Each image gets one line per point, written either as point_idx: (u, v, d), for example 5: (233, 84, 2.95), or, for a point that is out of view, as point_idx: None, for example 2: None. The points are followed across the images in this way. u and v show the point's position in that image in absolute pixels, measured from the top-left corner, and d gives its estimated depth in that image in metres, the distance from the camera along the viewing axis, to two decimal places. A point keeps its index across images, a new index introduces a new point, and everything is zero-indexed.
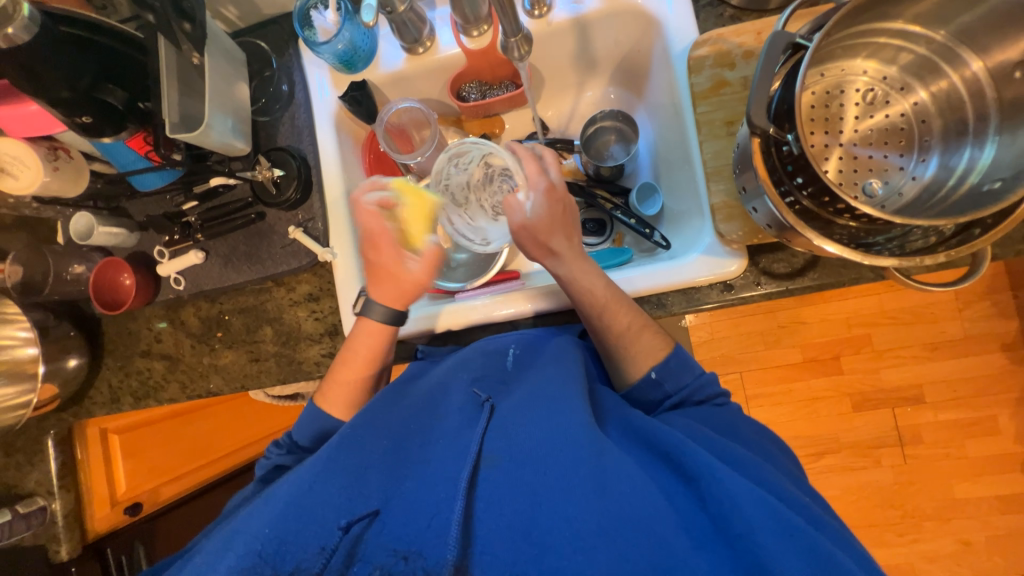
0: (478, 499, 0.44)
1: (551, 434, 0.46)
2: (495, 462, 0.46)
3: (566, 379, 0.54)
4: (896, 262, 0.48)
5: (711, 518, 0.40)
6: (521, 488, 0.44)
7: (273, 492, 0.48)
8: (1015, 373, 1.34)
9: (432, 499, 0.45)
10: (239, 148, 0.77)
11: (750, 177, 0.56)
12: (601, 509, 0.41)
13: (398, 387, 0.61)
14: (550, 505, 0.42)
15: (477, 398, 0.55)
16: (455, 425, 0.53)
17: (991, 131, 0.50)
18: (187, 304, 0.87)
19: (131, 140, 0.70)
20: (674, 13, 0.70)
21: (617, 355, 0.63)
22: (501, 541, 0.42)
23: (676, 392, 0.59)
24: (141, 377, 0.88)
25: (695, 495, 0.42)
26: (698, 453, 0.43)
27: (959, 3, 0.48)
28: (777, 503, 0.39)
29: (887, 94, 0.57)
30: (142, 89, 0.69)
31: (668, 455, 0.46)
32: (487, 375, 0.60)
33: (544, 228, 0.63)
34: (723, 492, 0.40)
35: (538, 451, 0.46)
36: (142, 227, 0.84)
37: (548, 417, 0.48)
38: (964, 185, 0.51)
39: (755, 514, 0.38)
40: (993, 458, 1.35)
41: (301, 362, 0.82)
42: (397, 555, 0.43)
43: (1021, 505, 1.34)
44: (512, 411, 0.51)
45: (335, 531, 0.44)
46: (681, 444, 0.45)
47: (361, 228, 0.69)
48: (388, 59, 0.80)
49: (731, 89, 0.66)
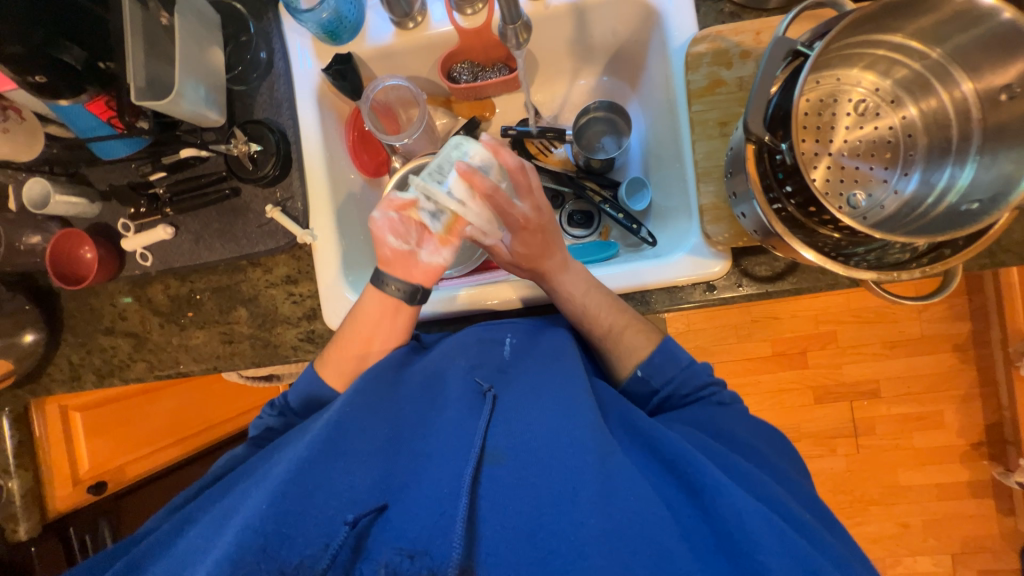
0: (482, 498, 0.45)
1: (559, 437, 0.47)
2: (500, 459, 0.47)
3: (572, 378, 0.54)
4: (875, 278, 0.49)
5: (714, 530, 0.42)
6: (526, 487, 0.44)
7: (263, 479, 0.46)
8: (964, 372, 1.43)
9: (438, 497, 0.45)
10: (213, 118, 0.72)
11: (740, 181, 0.56)
12: (607, 513, 0.41)
13: (394, 368, 0.60)
14: (557, 507, 0.43)
15: (480, 387, 0.55)
16: (455, 416, 0.52)
17: (973, 151, 0.52)
18: (155, 281, 0.83)
19: (92, 103, 0.65)
20: (675, 5, 0.69)
21: (609, 353, 0.65)
22: (507, 542, 0.42)
23: (665, 386, 0.61)
24: (104, 355, 0.84)
25: (699, 509, 0.44)
26: (704, 465, 0.45)
27: (955, 23, 0.48)
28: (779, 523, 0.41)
29: (878, 106, 0.58)
30: (103, 48, 0.63)
31: (672, 463, 0.47)
32: (486, 362, 0.59)
33: (524, 251, 0.65)
34: (728, 507, 0.42)
35: (544, 453, 0.46)
36: (104, 197, 0.79)
37: (556, 418, 0.49)
38: (941, 204, 0.53)
39: (758, 529, 0.40)
40: (937, 449, 1.45)
41: (278, 346, 0.79)
42: (403, 553, 0.42)
43: (957, 492, 1.45)
44: (519, 407, 0.52)
45: (341, 525, 0.43)
46: (687, 456, 0.46)
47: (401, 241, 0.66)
48: (376, 32, 0.76)
49: (727, 89, 0.65)
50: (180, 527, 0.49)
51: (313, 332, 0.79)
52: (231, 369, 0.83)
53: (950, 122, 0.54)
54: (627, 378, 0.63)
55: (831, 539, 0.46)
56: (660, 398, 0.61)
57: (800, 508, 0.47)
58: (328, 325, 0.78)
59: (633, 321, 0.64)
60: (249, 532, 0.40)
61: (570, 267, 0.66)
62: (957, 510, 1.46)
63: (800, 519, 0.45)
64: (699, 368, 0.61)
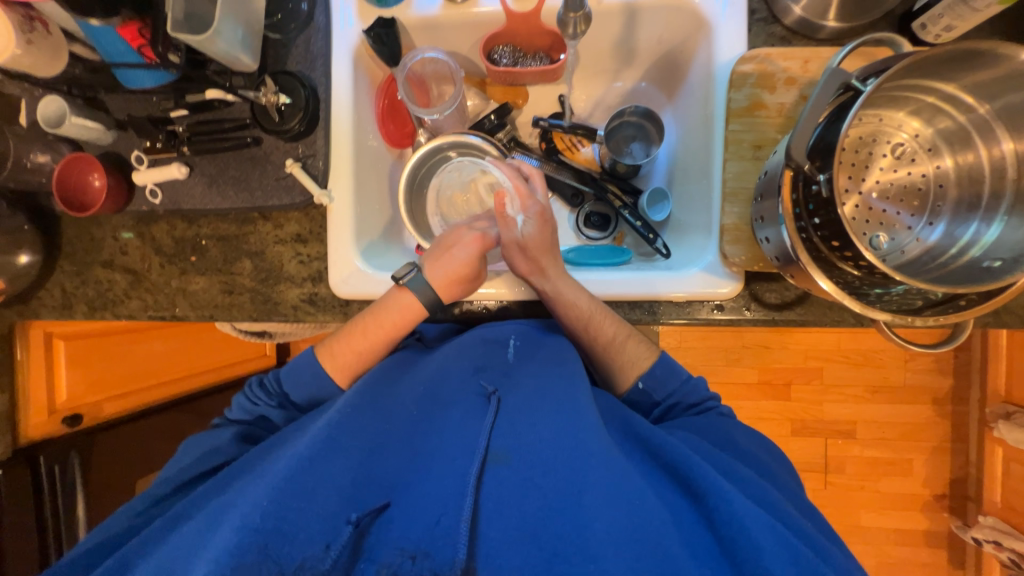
0: (484, 498, 0.44)
1: (562, 441, 0.48)
2: (504, 460, 0.47)
3: (574, 383, 0.56)
4: (889, 318, 0.50)
5: (716, 537, 0.42)
6: (530, 489, 0.45)
7: (267, 470, 0.47)
8: (939, 425, 1.46)
9: (442, 494, 0.45)
10: (246, 64, 0.70)
11: (770, 206, 0.57)
12: (612, 520, 0.41)
13: (396, 371, 0.63)
14: (563, 517, 0.43)
15: (484, 389, 0.56)
16: (461, 416, 0.54)
17: (1002, 210, 0.52)
18: (161, 221, 0.81)
19: (124, 28, 0.63)
20: (728, 21, 0.68)
21: (608, 365, 0.65)
22: (511, 545, 0.41)
23: (666, 399, 0.63)
24: (99, 287, 0.83)
25: (702, 513, 0.44)
26: (704, 470, 0.46)
27: (1008, 81, 0.49)
28: (785, 532, 0.40)
29: (915, 152, 0.58)
30: None
31: (673, 470, 0.48)
32: (489, 364, 0.61)
33: (535, 245, 0.67)
34: (729, 512, 0.41)
35: (545, 457, 0.47)
36: (120, 126, 0.77)
37: (559, 423, 0.50)
38: (964, 257, 0.54)
39: (761, 534, 0.40)
40: (901, 495, 1.48)
41: (278, 303, 0.79)
42: (405, 555, 0.41)
43: (914, 539, 1.49)
44: (523, 411, 0.53)
45: (343, 525, 0.42)
46: (687, 462, 0.47)
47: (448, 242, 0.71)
48: (422, 1, 0.74)
49: (766, 113, 0.65)
50: (175, 523, 0.48)
51: (316, 295, 0.78)
52: (226, 320, 0.82)
53: (983, 179, 0.54)
54: (628, 390, 0.65)
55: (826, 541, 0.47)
56: (661, 410, 0.63)
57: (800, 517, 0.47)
58: (333, 291, 0.77)
59: (633, 331, 0.65)
60: (248, 530, 0.39)
61: (564, 271, 0.67)
62: (910, 556, 1.50)
63: (799, 528, 0.45)
64: (696, 385, 0.63)
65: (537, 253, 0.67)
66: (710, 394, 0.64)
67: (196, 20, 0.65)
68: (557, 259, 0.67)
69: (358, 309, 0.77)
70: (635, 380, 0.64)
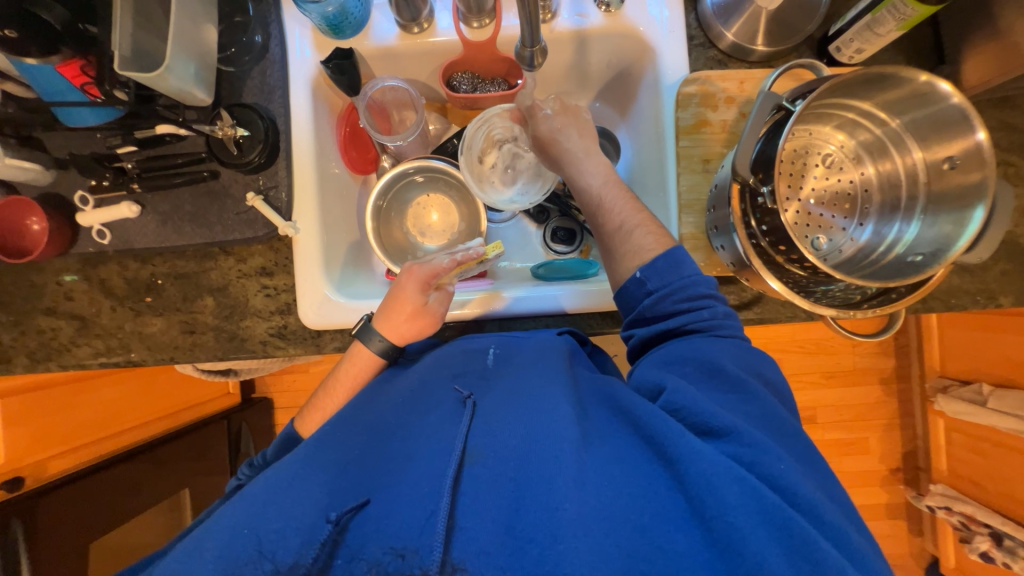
0: (461, 493, 0.42)
1: (536, 428, 0.46)
2: (480, 458, 0.44)
3: (552, 372, 0.54)
4: (835, 312, 0.55)
5: (688, 498, 0.40)
6: (506, 478, 0.43)
7: (243, 494, 0.47)
8: (887, 403, 1.57)
9: (416, 493, 0.42)
10: (200, 98, 0.68)
11: (722, 216, 0.61)
12: (582, 499, 0.40)
13: (380, 386, 0.63)
14: (533, 495, 0.41)
15: (460, 395, 0.54)
16: (437, 420, 0.51)
17: (918, 210, 0.59)
18: (110, 261, 0.77)
19: (64, 66, 0.60)
20: (670, 47, 0.73)
21: (611, 251, 0.63)
22: (484, 535, 0.39)
23: (660, 289, 0.56)
24: (42, 337, 0.77)
25: (674, 478, 0.41)
26: (678, 433, 0.43)
27: (914, 99, 0.55)
28: (760, 487, 0.39)
29: (842, 161, 0.65)
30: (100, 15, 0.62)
31: (648, 437, 0.44)
32: (468, 370, 0.59)
33: (559, 124, 0.71)
34: (700, 473, 0.40)
35: (519, 443, 0.45)
36: (61, 165, 0.73)
37: (529, 412, 0.48)
38: (891, 253, 0.60)
39: (728, 491, 0.39)
40: (861, 473, 1.59)
41: (245, 339, 0.76)
42: (393, 553, 0.40)
43: (875, 513, 1.60)
44: (498, 406, 0.50)
45: (324, 524, 0.42)
46: (661, 424, 0.44)
47: (393, 292, 0.68)
48: (379, 32, 0.76)
49: (711, 129, 0.71)
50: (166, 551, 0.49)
51: (285, 328, 0.76)
52: (188, 361, 0.79)
53: (900, 184, 0.61)
54: (625, 279, 0.60)
55: (831, 508, 0.41)
56: (653, 300, 0.56)
57: (794, 469, 0.43)
58: (303, 323, 0.75)
59: (650, 221, 0.62)
60: (226, 543, 0.41)
61: (597, 154, 0.70)
62: (875, 529, 1.60)
63: (788, 480, 0.41)
64: (701, 279, 0.56)
65: (578, 141, 0.70)
66: (717, 291, 0.56)
67: (144, 56, 0.62)
68: (595, 146, 0.71)
69: (332, 339, 0.75)
70: (632, 269, 0.59)
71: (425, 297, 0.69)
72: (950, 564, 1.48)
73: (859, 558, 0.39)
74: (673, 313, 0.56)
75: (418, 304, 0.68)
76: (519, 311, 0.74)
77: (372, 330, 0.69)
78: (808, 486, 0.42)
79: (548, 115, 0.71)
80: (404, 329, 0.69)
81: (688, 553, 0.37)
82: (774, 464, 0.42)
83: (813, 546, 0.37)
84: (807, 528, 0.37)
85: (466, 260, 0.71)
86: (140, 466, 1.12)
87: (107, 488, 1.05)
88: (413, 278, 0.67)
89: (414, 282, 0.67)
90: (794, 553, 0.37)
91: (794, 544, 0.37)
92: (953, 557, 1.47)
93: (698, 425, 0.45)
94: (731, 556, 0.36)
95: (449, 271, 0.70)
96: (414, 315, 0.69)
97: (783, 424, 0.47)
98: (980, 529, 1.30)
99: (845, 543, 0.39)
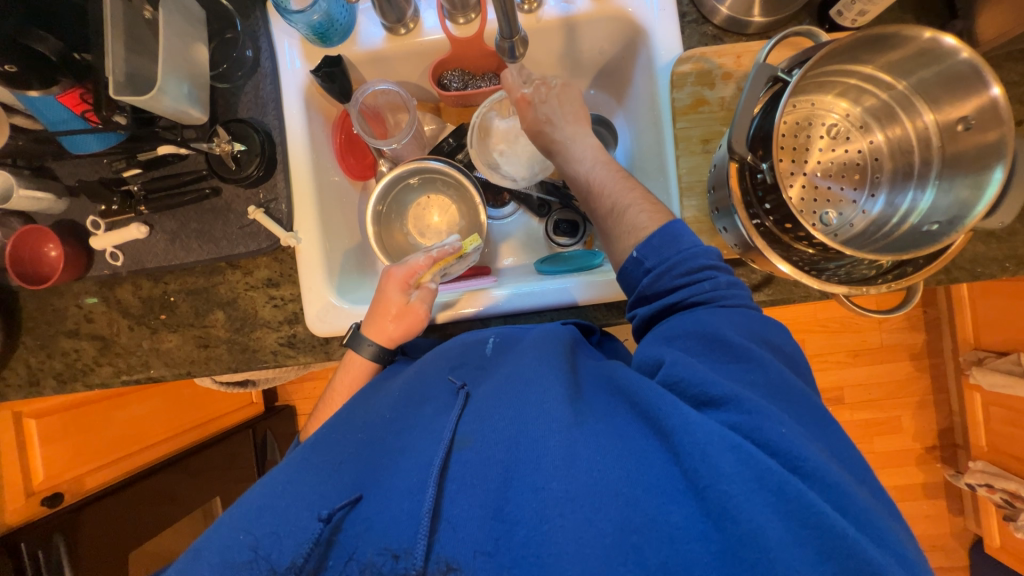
0: (450, 482, 0.42)
1: (524, 413, 0.45)
2: (468, 443, 0.45)
3: (546, 357, 0.53)
4: (847, 290, 0.53)
5: (682, 471, 0.38)
6: (493, 463, 0.42)
7: (239, 502, 0.47)
8: (919, 379, 1.51)
9: (406, 485, 0.43)
10: (195, 116, 0.70)
11: (724, 198, 0.59)
12: (569, 477, 0.39)
13: (381, 382, 0.64)
14: (520, 478, 0.41)
15: (454, 385, 0.55)
16: (432, 412, 0.52)
17: (933, 175, 0.56)
18: (124, 282, 0.80)
19: (64, 96, 0.62)
20: (662, 25, 0.71)
21: (611, 234, 0.62)
22: (471, 521, 0.39)
23: (659, 266, 0.55)
24: (67, 359, 0.80)
25: (668, 450, 0.40)
26: (671, 405, 0.42)
27: (920, 59, 0.53)
28: (753, 451, 0.38)
29: (849, 131, 0.62)
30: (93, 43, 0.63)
31: (644, 412, 0.44)
32: (465, 362, 0.60)
33: (548, 107, 0.71)
34: (691, 442, 0.38)
35: (507, 428, 0.45)
36: (72, 193, 0.76)
37: (518, 396, 0.47)
38: (905, 224, 0.57)
39: (722, 459, 0.37)
40: (895, 452, 1.54)
41: (256, 350, 0.77)
42: (388, 553, 0.39)
43: (913, 493, 1.54)
44: (489, 394, 0.50)
45: (314, 523, 0.42)
46: (655, 398, 0.43)
47: (376, 295, 0.72)
48: (366, 36, 0.75)
49: (709, 108, 0.68)
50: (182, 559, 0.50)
51: (294, 338, 0.77)
52: (204, 374, 0.81)
53: (913, 150, 0.58)
54: (625, 260, 0.59)
55: (848, 479, 0.39)
56: (652, 278, 0.55)
57: (801, 435, 0.40)
58: (311, 330, 0.76)
59: (642, 202, 0.61)
60: (226, 548, 0.42)
61: (586, 137, 0.70)
62: (913, 510, 1.55)
63: (789, 444, 0.39)
64: (702, 250, 0.53)
65: (571, 124, 0.70)
66: (720, 262, 0.54)
67: (139, 80, 0.63)
68: (584, 129, 0.70)
69: (340, 346, 0.76)
70: (630, 249, 0.58)
71: (408, 297, 0.72)
72: (995, 544, 1.42)
73: (870, 522, 0.37)
74: (673, 289, 0.54)
75: (401, 304, 0.71)
76: (523, 307, 0.74)
77: (364, 336, 0.70)
78: (813, 450, 0.39)
79: (532, 107, 0.71)
80: (392, 330, 0.70)
81: (682, 525, 0.36)
82: (774, 429, 0.39)
83: (812, 511, 0.35)
84: (805, 492, 0.35)
85: (443, 256, 0.75)
86: (172, 477, 1.16)
87: (142, 500, 1.09)
88: (393, 280, 0.71)
89: (394, 280, 0.71)
90: (789, 517, 0.35)
91: (791, 509, 0.35)
92: (997, 535, 1.41)
93: (697, 396, 0.44)
94: (725, 524, 0.35)
95: (427, 269, 0.74)
96: (398, 314, 0.70)
97: (795, 391, 0.44)
98: None
99: (862, 514, 0.37)
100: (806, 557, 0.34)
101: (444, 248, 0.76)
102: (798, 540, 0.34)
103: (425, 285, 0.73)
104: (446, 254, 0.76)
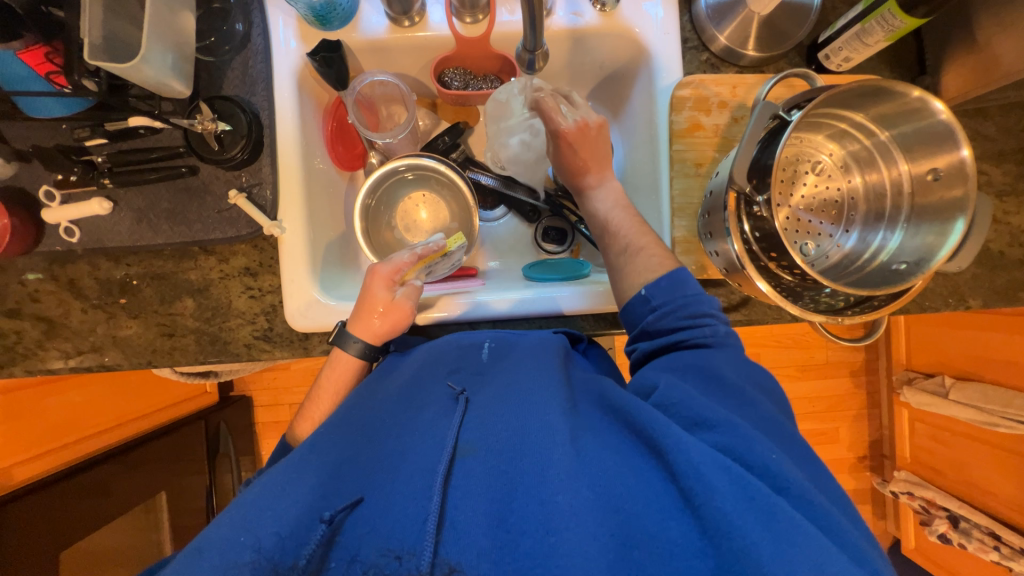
0: (453, 488, 0.42)
1: (529, 425, 0.46)
2: (472, 451, 0.45)
3: (547, 370, 0.54)
4: (823, 318, 0.57)
5: (679, 488, 0.40)
6: (498, 474, 0.43)
7: (235, 501, 0.45)
8: (857, 394, 1.65)
9: (409, 489, 0.42)
10: (178, 90, 0.65)
11: (716, 222, 0.62)
12: (575, 489, 0.40)
13: (375, 382, 0.63)
14: (524, 489, 0.41)
15: (452, 390, 0.54)
16: (430, 416, 0.51)
17: (902, 219, 0.61)
18: (78, 261, 0.73)
19: (25, 52, 0.56)
20: (665, 48, 0.73)
21: (632, 252, 0.63)
22: (476, 527, 0.39)
23: (664, 306, 0.58)
24: (5, 341, 0.72)
25: (665, 469, 0.42)
26: (665, 425, 0.43)
27: (903, 114, 0.58)
28: (744, 473, 0.40)
29: (831, 170, 0.66)
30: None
31: (640, 432, 0.45)
32: (462, 367, 0.60)
33: (581, 151, 0.71)
34: (688, 461, 0.40)
35: (512, 439, 0.45)
36: (23, 158, 0.68)
37: (523, 407, 0.48)
38: (875, 260, 0.62)
39: (716, 478, 0.39)
40: (833, 461, 1.67)
41: (228, 342, 0.73)
42: (390, 555, 0.38)
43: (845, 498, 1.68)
44: (492, 402, 0.50)
45: (317, 524, 0.41)
46: (650, 417, 0.45)
47: (360, 294, 0.70)
48: (369, 24, 0.73)
49: (704, 134, 0.71)
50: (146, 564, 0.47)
51: (270, 332, 0.74)
52: (166, 365, 0.75)
53: (885, 194, 0.63)
54: (630, 297, 0.61)
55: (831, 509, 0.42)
56: (656, 316, 0.58)
57: (788, 462, 0.44)
58: (289, 324, 0.73)
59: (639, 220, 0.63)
60: (218, 550, 0.40)
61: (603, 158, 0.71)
62: None
63: (776, 468, 0.41)
64: (703, 298, 0.57)
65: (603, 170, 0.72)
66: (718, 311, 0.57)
67: (116, 44, 0.58)
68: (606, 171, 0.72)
69: (320, 342, 0.74)
70: (638, 287, 0.61)
71: (393, 294, 0.70)
72: (911, 545, 1.58)
73: (848, 542, 0.40)
74: (675, 330, 0.57)
75: (387, 301, 0.69)
76: (513, 312, 0.74)
77: (349, 333, 0.68)
78: (798, 475, 0.42)
79: (573, 150, 0.71)
80: (378, 327, 0.68)
81: (680, 541, 0.38)
82: (766, 453, 0.42)
83: (798, 530, 0.37)
84: (792, 514, 0.38)
85: (428, 252, 0.74)
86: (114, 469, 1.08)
87: (78, 494, 1.01)
88: (378, 278, 0.70)
89: (378, 277, 0.70)
90: (779, 536, 0.36)
91: (781, 528, 0.37)
92: (914, 538, 1.56)
93: (689, 417, 0.46)
94: (719, 540, 0.37)
95: (411, 267, 0.72)
96: (385, 312, 0.69)
97: (780, 428, 0.48)
98: (939, 512, 1.39)
99: (838, 531, 0.40)
100: (795, 569, 0.35)
101: (428, 244, 0.75)
102: (784, 559, 0.35)
103: (411, 282, 0.72)
104: (432, 249, 0.75)
